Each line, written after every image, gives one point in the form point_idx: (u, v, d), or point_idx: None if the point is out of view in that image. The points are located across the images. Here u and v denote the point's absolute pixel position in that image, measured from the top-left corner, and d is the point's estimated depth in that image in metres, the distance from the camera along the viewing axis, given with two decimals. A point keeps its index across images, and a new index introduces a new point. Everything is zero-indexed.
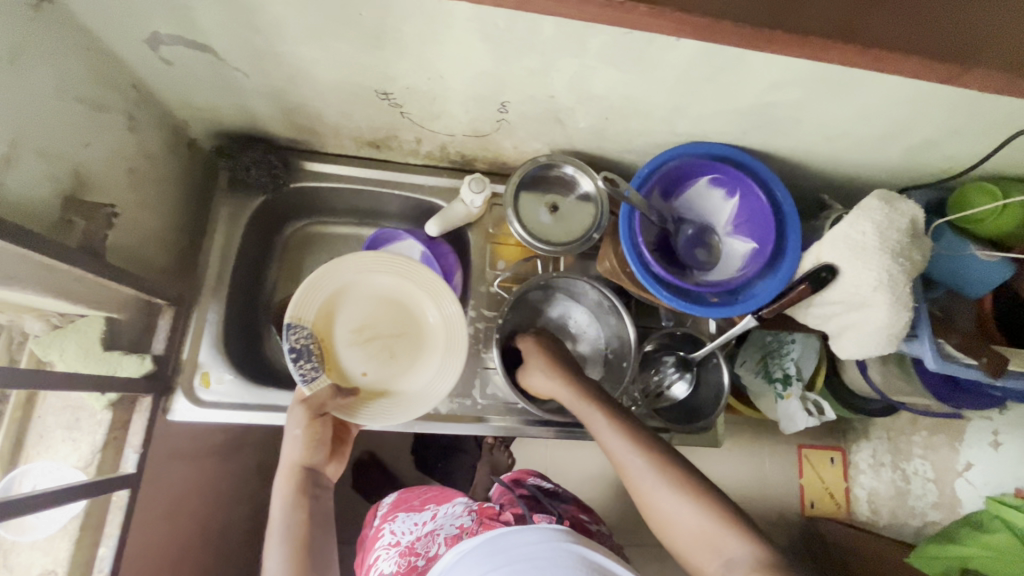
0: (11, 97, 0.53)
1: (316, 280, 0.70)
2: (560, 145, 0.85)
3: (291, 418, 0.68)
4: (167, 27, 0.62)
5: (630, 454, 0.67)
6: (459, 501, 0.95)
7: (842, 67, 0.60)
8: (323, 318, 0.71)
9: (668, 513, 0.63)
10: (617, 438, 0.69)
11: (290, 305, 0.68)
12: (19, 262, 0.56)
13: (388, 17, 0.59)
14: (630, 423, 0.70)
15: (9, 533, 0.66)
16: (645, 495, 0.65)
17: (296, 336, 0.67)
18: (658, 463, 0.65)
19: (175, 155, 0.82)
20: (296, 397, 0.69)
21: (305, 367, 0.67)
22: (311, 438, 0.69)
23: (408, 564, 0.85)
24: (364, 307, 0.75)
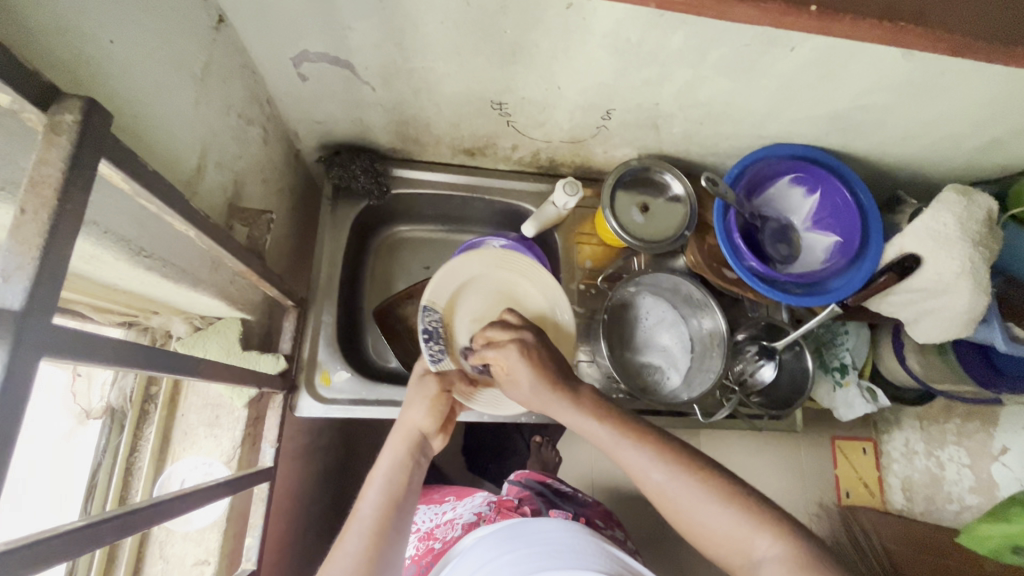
0: (201, 113, 0.57)
1: (448, 272, 0.85)
2: (649, 149, 0.90)
3: (424, 385, 0.75)
4: (318, 46, 0.67)
5: (649, 471, 0.62)
6: (478, 495, 1.02)
7: (941, 71, 0.66)
8: (451, 306, 0.86)
9: (699, 518, 0.59)
10: (633, 452, 0.63)
11: (426, 292, 0.84)
12: (204, 264, 0.60)
13: (531, 34, 0.64)
14: (647, 432, 0.65)
15: (172, 525, 0.70)
16: (675, 506, 0.61)
17: (428, 318, 0.83)
18: (681, 472, 0.61)
19: (288, 165, 0.87)
20: (425, 370, 0.79)
21: (433, 349, 0.81)
22: (435, 407, 0.74)
23: (427, 547, 0.93)
24: (485, 301, 0.88)
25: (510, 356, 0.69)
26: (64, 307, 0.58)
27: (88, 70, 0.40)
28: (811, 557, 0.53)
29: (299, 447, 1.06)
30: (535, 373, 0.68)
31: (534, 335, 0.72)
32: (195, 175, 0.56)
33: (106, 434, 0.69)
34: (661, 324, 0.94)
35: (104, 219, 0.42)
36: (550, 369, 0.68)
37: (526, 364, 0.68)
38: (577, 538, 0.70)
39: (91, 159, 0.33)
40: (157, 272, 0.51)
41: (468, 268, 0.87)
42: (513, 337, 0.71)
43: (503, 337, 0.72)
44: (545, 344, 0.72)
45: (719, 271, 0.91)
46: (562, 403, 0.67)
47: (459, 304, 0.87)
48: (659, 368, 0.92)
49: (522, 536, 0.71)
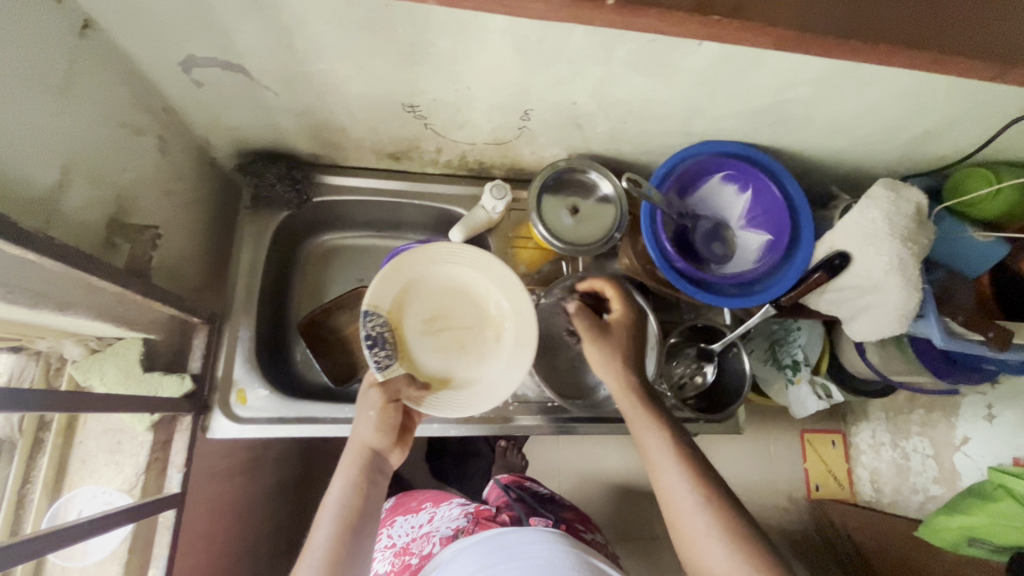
0: (61, 127, 0.54)
1: (392, 269, 0.75)
2: (578, 149, 0.87)
3: (366, 399, 0.69)
4: (203, 50, 0.63)
5: (676, 480, 0.66)
6: (456, 504, 0.97)
7: (852, 66, 0.64)
8: (398, 307, 0.76)
9: (703, 547, 0.62)
10: (671, 463, 0.67)
11: (368, 294, 0.73)
12: (73, 286, 0.56)
13: (424, 34, 0.61)
14: (688, 450, 0.68)
15: (64, 560, 0.66)
16: (686, 532, 0.64)
17: (372, 324, 0.73)
18: (700, 494, 0.64)
19: (199, 174, 0.83)
20: (369, 382, 0.72)
21: (378, 355, 0.72)
22: (383, 421, 0.69)
23: (403, 562, 0.88)
24: (434, 299, 0.78)
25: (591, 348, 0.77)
26: None
27: None
28: None
29: (239, 464, 1.03)
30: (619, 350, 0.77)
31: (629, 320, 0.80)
32: (54, 192, 0.53)
33: None
34: None
35: None
36: (627, 346, 0.78)
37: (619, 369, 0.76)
38: (558, 553, 0.69)
39: None
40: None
41: (414, 266, 0.76)
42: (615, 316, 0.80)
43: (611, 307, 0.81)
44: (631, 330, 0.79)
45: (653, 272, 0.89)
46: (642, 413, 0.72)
47: (407, 305, 0.77)
48: (594, 372, 0.90)
49: (499, 550, 0.70)
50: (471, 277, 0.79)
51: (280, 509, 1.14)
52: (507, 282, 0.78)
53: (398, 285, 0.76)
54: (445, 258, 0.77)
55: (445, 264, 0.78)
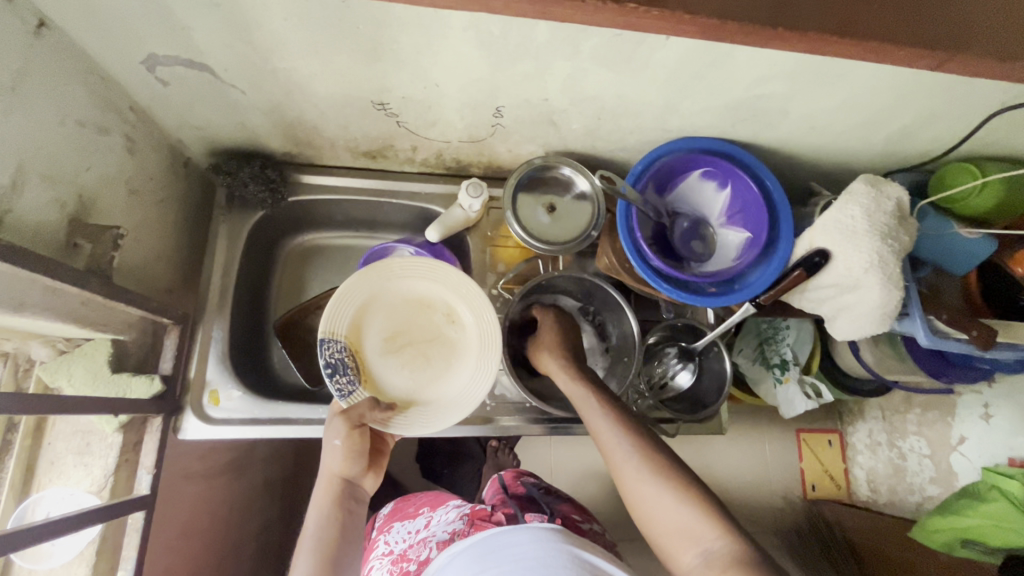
0: (13, 126, 0.53)
1: (345, 292, 0.72)
2: (554, 146, 0.86)
3: (329, 429, 0.69)
4: (165, 47, 0.63)
5: (619, 440, 0.67)
6: (451, 507, 0.97)
7: (823, 58, 0.62)
8: (356, 331, 0.74)
9: (652, 505, 0.61)
10: (610, 426, 0.69)
11: (323, 322, 0.71)
12: (30, 287, 0.56)
13: (385, 30, 0.60)
14: (623, 413, 0.71)
15: (26, 562, 0.65)
16: (634, 493, 0.63)
17: (330, 351, 0.70)
18: (642, 450, 0.65)
19: (171, 174, 0.82)
20: (335, 410, 0.71)
21: (340, 383, 0.69)
22: (350, 450, 0.69)
23: (401, 569, 0.86)
24: (394, 318, 0.77)
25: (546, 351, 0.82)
26: None
27: None
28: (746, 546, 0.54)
29: (223, 465, 1.03)
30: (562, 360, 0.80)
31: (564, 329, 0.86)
32: (7, 192, 0.53)
33: None
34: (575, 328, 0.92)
35: None
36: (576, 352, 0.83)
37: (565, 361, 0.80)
38: (550, 552, 0.67)
39: None
40: None
41: (370, 286, 0.75)
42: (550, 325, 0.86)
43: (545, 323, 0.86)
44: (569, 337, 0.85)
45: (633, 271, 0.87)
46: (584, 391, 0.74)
47: (364, 327, 0.75)
48: None
49: (492, 554, 0.68)
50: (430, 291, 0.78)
51: (265, 510, 1.14)
52: (469, 294, 0.77)
53: (353, 309, 0.74)
54: (401, 275, 0.76)
55: (402, 281, 0.77)
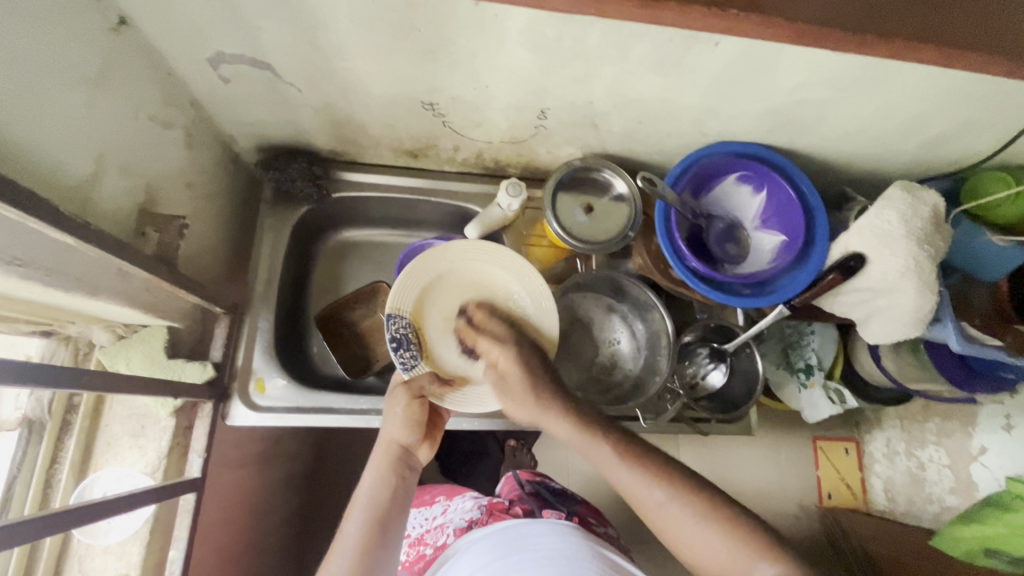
0: (96, 118, 0.56)
1: (413, 273, 0.78)
2: (593, 148, 0.88)
3: (393, 398, 0.72)
4: (231, 46, 0.65)
5: (649, 490, 0.61)
6: (468, 496, 0.98)
7: (868, 66, 0.64)
8: (420, 308, 0.80)
9: (696, 544, 0.59)
10: (633, 476, 0.62)
11: (391, 298, 0.77)
12: (107, 272, 0.58)
13: (445, 32, 0.62)
14: (648, 457, 0.63)
15: (83, 537, 0.69)
16: (671, 531, 0.60)
17: (396, 326, 0.77)
18: (681, 496, 0.60)
19: (223, 168, 0.85)
20: (397, 381, 0.75)
21: (404, 356, 0.76)
22: (410, 417, 0.72)
23: (419, 553, 0.91)
24: (457, 298, 0.82)
25: (498, 356, 0.72)
26: None
27: None
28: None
29: (256, 454, 1.05)
30: (523, 373, 0.69)
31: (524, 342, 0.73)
32: (91, 180, 0.55)
33: (23, 445, 0.68)
34: (610, 326, 0.94)
35: None
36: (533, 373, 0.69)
37: (521, 366, 0.70)
38: (569, 543, 0.70)
39: None
40: (39, 282, 0.50)
41: (436, 267, 0.80)
42: (502, 335, 0.74)
43: (495, 330, 0.75)
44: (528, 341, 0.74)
45: (667, 272, 0.89)
46: (554, 419, 0.67)
47: (427, 306, 0.81)
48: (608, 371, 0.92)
49: (512, 542, 0.70)
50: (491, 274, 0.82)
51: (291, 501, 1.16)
52: (529, 279, 0.81)
53: (418, 290, 0.80)
54: (464, 257, 0.82)
55: (466, 263, 0.82)
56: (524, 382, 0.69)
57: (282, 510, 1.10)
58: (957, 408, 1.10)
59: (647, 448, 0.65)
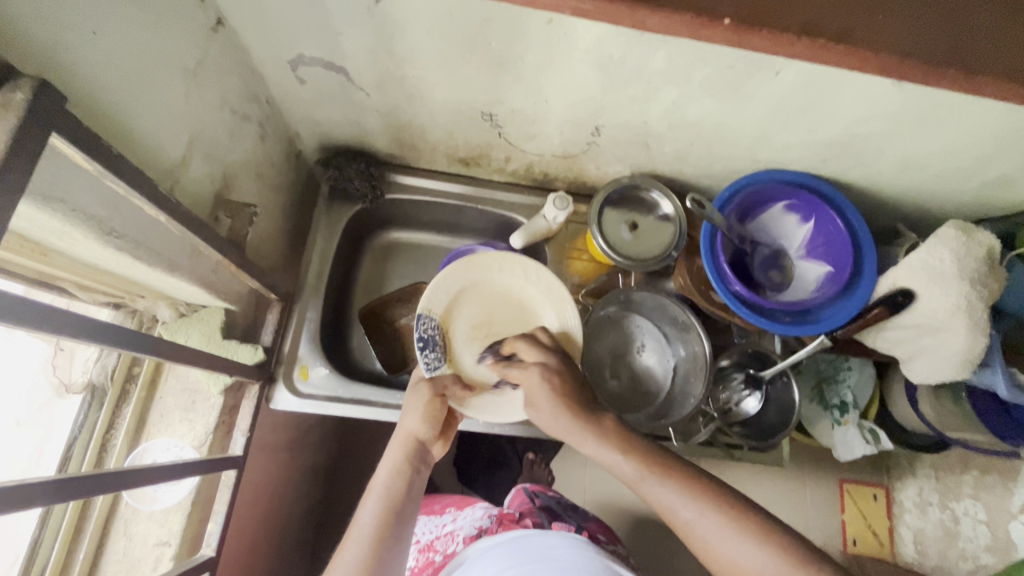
0: (190, 108, 0.60)
1: (443, 279, 0.80)
2: (642, 168, 0.90)
3: (415, 394, 0.73)
4: (312, 50, 0.69)
5: (679, 505, 0.59)
6: (480, 505, 0.97)
7: (932, 104, 0.64)
8: (448, 314, 0.81)
9: (728, 561, 0.56)
10: (664, 487, 0.60)
11: (422, 299, 0.79)
12: (182, 250, 0.63)
13: (515, 47, 0.65)
14: (684, 471, 0.61)
15: (133, 500, 0.73)
16: (705, 548, 0.57)
17: (425, 326, 0.78)
18: (711, 512, 0.57)
19: (287, 164, 0.90)
20: (419, 378, 0.77)
21: (429, 357, 0.77)
22: (430, 413, 0.72)
23: (427, 559, 0.90)
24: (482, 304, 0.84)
25: (532, 379, 0.69)
26: (49, 282, 0.62)
27: (67, 57, 0.42)
28: None
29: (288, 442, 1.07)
30: (554, 393, 0.67)
31: (560, 361, 0.71)
32: (179, 164, 0.60)
33: (85, 409, 0.73)
34: (646, 347, 0.94)
35: (67, 196, 0.44)
36: (569, 394, 0.67)
37: (549, 388, 0.67)
38: (583, 556, 0.69)
39: (37, 134, 0.35)
40: (128, 254, 0.54)
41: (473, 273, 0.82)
42: (539, 361, 0.71)
43: (529, 358, 0.72)
44: (568, 367, 0.71)
45: (707, 295, 0.89)
46: (590, 439, 0.64)
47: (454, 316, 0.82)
48: (641, 391, 0.91)
49: (524, 551, 0.69)
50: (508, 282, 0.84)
51: (312, 493, 1.17)
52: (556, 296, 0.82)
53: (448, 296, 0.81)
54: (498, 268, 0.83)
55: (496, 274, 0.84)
56: (558, 403, 0.66)
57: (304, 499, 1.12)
58: (996, 461, 1.03)
59: (686, 465, 0.62)
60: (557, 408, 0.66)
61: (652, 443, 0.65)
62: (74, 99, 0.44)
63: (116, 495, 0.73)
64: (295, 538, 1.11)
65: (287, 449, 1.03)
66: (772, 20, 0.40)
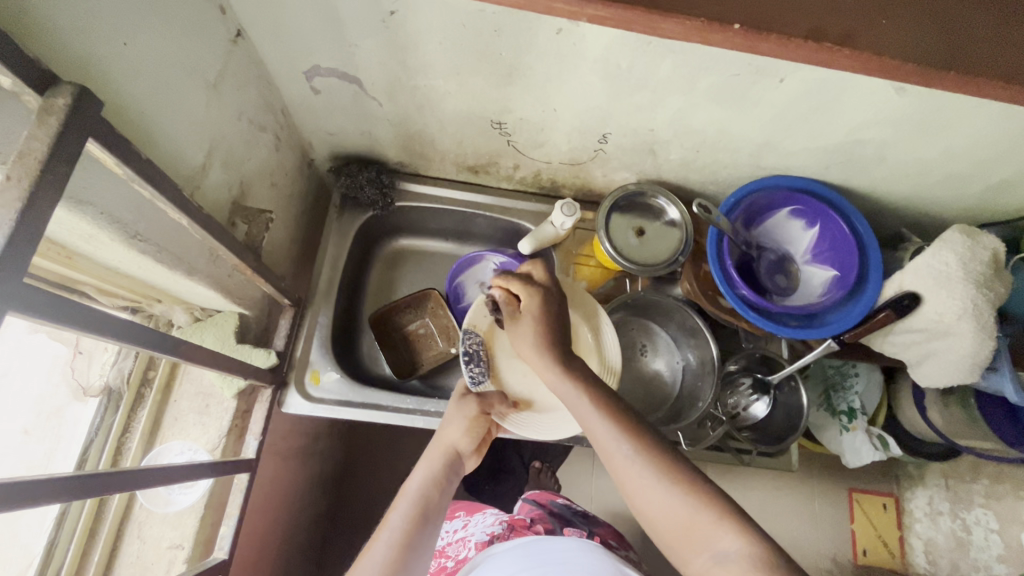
0: (211, 117, 0.62)
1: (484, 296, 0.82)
2: (648, 175, 0.92)
3: (461, 406, 0.76)
4: (328, 61, 0.71)
5: (617, 444, 0.60)
6: (488, 512, 0.98)
7: (935, 108, 0.65)
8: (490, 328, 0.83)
9: (658, 506, 0.56)
10: (604, 425, 0.62)
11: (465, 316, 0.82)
12: (200, 254, 0.64)
13: (524, 57, 0.67)
14: (624, 412, 0.63)
15: (149, 504, 0.73)
16: (636, 489, 0.58)
17: (468, 342, 0.81)
18: (648, 457, 0.58)
19: (299, 171, 0.92)
20: (463, 392, 0.79)
21: (474, 370, 0.79)
22: (472, 428, 0.75)
23: (440, 565, 0.90)
24: None
25: (531, 305, 0.74)
26: (71, 286, 0.63)
27: (100, 67, 0.44)
28: (769, 548, 0.49)
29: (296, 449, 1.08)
30: (544, 313, 0.74)
31: (558, 292, 0.77)
32: (200, 171, 0.62)
33: (102, 412, 0.74)
34: (653, 352, 0.95)
35: (97, 200, 0.46)
36: (554, 331, 0.73)
37: (538, 321, 0.73)
38: (592, 559, 0.69)
39: (75, 138, 0.36)
40: (151, 257, 0.56)
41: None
42: (543, 283, 0.77)
43: (520, 292, 0.76)
44: (558, 303, 0.76)
45: (714, 299, 0.90)
46: (556, 369, 0.69)
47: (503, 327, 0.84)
48: (649, 396, 0.92)
49: (535, 554, 0.70)
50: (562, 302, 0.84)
51: (319, 501, 1.17)
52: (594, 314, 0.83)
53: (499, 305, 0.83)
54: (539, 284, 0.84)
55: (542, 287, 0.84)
56: (544, 338, 0.72)
57: (310, 506, 1.12)
58: (1009, 469, 1.02)
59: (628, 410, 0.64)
60: (538, 346, 0.71)
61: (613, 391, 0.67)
62: (108, 106, 0.46)
63: (130, 497, 0.74)
64: (302, 545, 1.10)
65: (295, 455, 1.03)
66: (775, 24, 0.41)
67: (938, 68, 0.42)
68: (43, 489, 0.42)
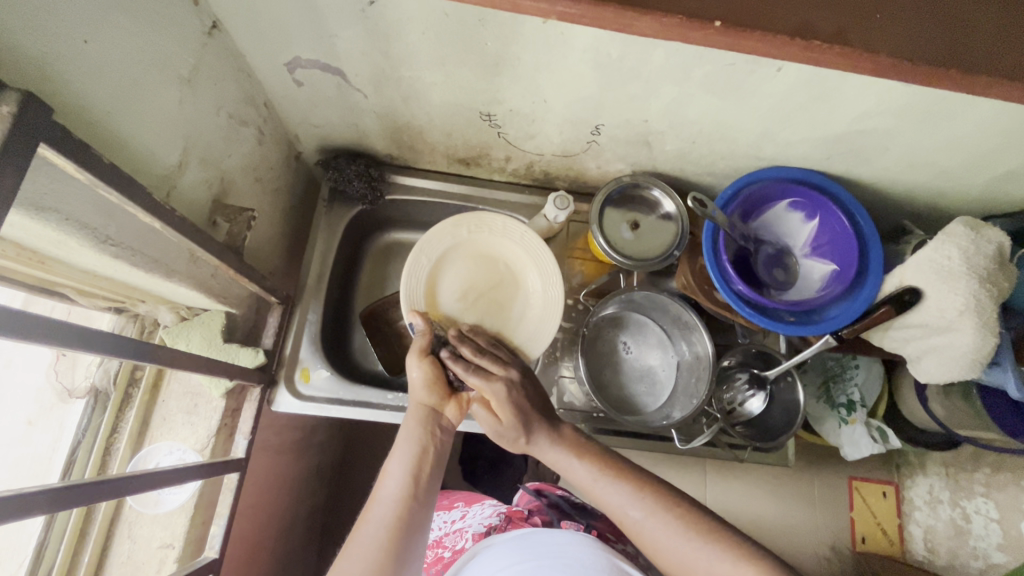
0: (185, 113, 0.60)
1: (420, 249, 0.82)
2: (643, 166, 0.89)
3: (408, 364, 0.74)
4: (308, 53, 0.69)
5: (629, 507, 0.65)
6: (487, 504, 0.96)
7: (939, 98, 0.62)
8: (432, 301, 0.83)
9: (676, 559, 0.61)
10: (617, 488, 0.66)
11: (404, 308, 0.79)
12: (181, 256, 0.63)
13: (509, 47, 0.64)
14: (633, 473, 0.68)
15: (138, 506, 0.73)
16: (652, 545, 0.63)
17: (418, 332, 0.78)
18: (660, 513, 0.63)
19: (287, 165, 0.90)
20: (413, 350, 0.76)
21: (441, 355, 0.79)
22: (430, 377, 0.74)
23: (436, 555, 0.90)
24: (467, 271, 0.86)
25: (495, 394, 0.71)
26: (50, 289, 0.62)
27: (57, 67, 0.42)
28: None
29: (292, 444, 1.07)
30: (514, 411, 0.71)
31: (519, 375, 0.75)
32: (176, 170, 0.60)
33: (89, 413, 0.74)
34: (646, 345, 0.93)
35: (61, 206, 0.45)
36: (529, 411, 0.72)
37: (510, 401, 0.71)
38: (590, 555, 0.68)
39: (22, 144, 0.34)
40: (125, 261, 0.55)
41: (455, 236, 0.85)
42: (501, 372, 0.73)
43: (491, 367, 0.73)
44: (526, 383, 0.75)
45: (710, 294, 0.88)
46: (546, 445, 0.72)
47: (437, 283, 0.84)
48: (643, 392, 0.91)
49: (531, 548, 0.70)
50: (488, 243, 0.87)
51: (316, 493, 1.17)
52: (545, 264, 0.85)
53: (430, 263, 0.83)
54: (472, 229, 0.86)
55: (485, 237, 0.86)
56: (521, 421, 0.71)
57: (307, 498, 1.12)
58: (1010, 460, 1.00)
59: (629, 467, 0.69)
60: (514, 421, 0.71)
61: (619, 457, 0.71)
62: (61, 108, 0.43)
63: (121, 498, 0.74)
64: (301, 538, 1.10)
65: (291, 449, 1.03)
66: (759, 20, 0.39)
67: (935, 65, 0.40)
68: (35, 501, 0.42)
